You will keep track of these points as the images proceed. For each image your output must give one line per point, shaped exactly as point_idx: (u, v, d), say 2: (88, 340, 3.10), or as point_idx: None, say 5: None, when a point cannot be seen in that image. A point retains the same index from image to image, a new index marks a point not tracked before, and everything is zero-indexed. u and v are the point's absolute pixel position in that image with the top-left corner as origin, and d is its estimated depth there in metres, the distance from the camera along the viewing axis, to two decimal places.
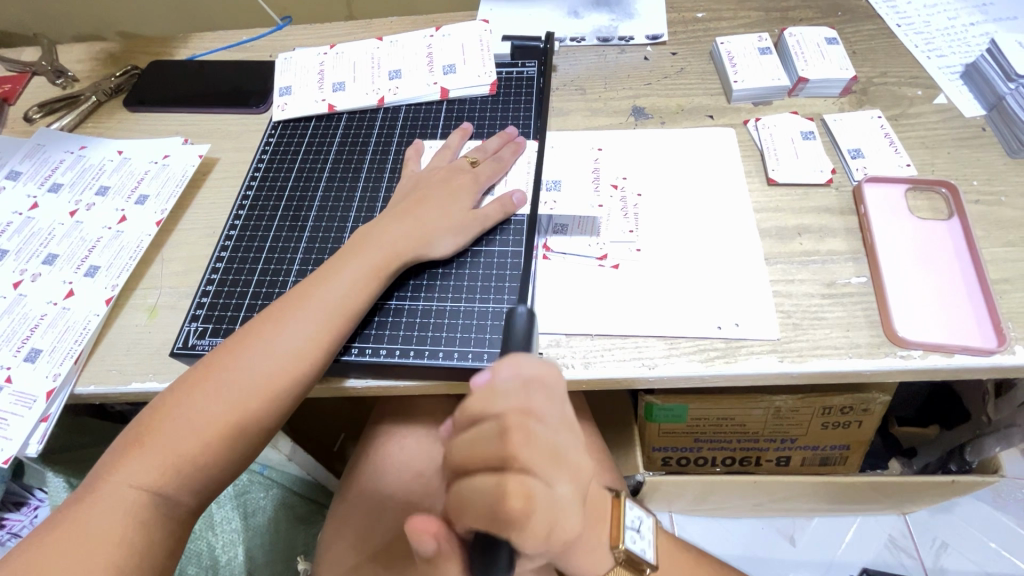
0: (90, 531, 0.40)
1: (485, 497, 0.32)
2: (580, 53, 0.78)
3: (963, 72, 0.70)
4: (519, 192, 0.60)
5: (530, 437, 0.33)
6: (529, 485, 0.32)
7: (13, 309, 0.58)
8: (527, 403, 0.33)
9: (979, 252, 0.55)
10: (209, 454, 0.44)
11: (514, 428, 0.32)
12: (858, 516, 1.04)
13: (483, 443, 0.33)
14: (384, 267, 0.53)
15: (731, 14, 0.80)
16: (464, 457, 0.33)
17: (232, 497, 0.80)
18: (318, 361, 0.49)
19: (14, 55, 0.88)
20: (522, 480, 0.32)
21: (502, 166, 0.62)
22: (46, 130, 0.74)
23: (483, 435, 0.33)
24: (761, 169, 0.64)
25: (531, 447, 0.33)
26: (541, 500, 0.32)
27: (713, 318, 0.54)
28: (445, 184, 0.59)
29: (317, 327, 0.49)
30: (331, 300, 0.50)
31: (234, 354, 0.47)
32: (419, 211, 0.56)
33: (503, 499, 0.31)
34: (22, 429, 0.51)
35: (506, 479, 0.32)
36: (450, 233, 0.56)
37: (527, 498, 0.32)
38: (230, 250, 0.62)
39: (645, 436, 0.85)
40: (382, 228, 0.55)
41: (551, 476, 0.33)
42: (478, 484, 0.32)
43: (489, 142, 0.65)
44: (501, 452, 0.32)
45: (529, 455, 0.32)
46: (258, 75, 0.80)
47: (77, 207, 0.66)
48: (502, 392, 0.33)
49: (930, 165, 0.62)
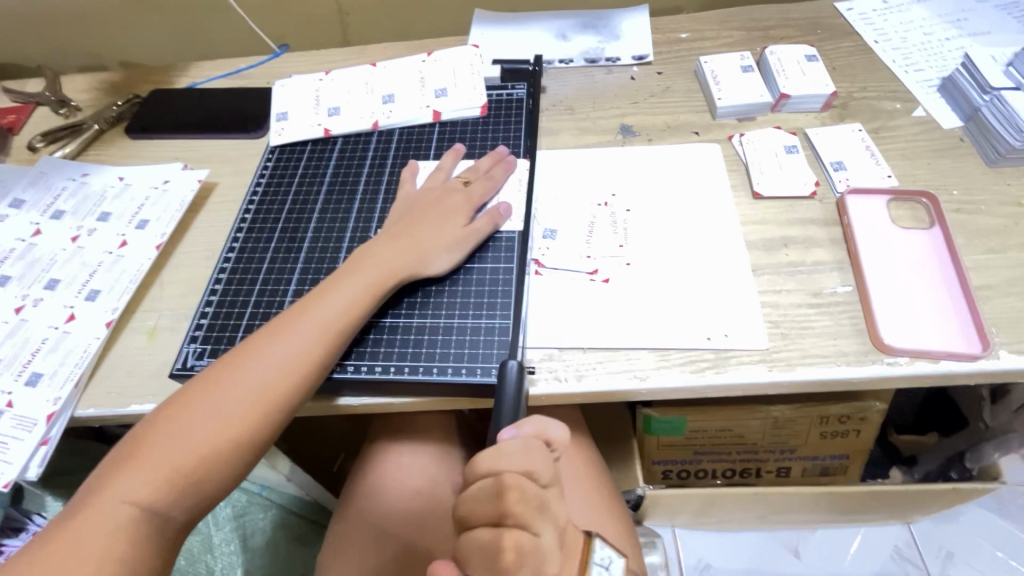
0: (80, 550, 0.40)
1: (484, 550, 0.38)
2: (569, 74, 0.80)
3: (940, 85, 0.72)
4: (507, 204, 0.62)
5: (523, 493, 0.39)
6: (522, 538, 0.38)
7: (15, 334, 0.59)
8: (526, 462, 0.41)
9: (961, 259, 0.56)
10: (203, 469, 0.45)
11: (509, 486, 0.39)
12: (862, 527, 1.03)
13: (484, 500, 0.40)
14: (379, 284, 0.54)
15: (714, 34, 0.83)
16: (469, 512, 0.40)
17: (231, 519, 0.80)
18: (312, 376, 0.50)
19: (18, 86, 0.91)
20: (517, 535, 0.38)
21: (493, 185, 0.64)
22: (50, 158, 0.76)
23: (482, 492, 0.40)
24: (747, 183, 0.65)
25: (524, 501, 0.39)
26: (530, 551, 0.38)
27: (702, 329, 0.54)
28: (439, 204, 0.61)
29: (311, 343, 0.50)
30: (325, 317, 0.52)
31: (230, 370, 0.48)
32: (415, 230, 0.58)
33: (499, 552, 0.38)
34: (22, 453, 0.52)
35: (501, 531, 0.38)
36: (445, 251, 0.58)
37: (518, 550, 0.38)
38: (228, 272, 0.63)
39: (645, 450, 0.85)
40: (378, 247, 0.57)
41: (538, 526, 0.39)
42: (480, 536, 0.39)
43: (480, 163, 0.66)
44: (498, 508, 0.39)
45: (522, 511, 0.39)
46: (256, 102, 0.83)
47: (79, 233, 0.68)
48: (505, 452, 0.41)
49: (911, 175, 0.64)
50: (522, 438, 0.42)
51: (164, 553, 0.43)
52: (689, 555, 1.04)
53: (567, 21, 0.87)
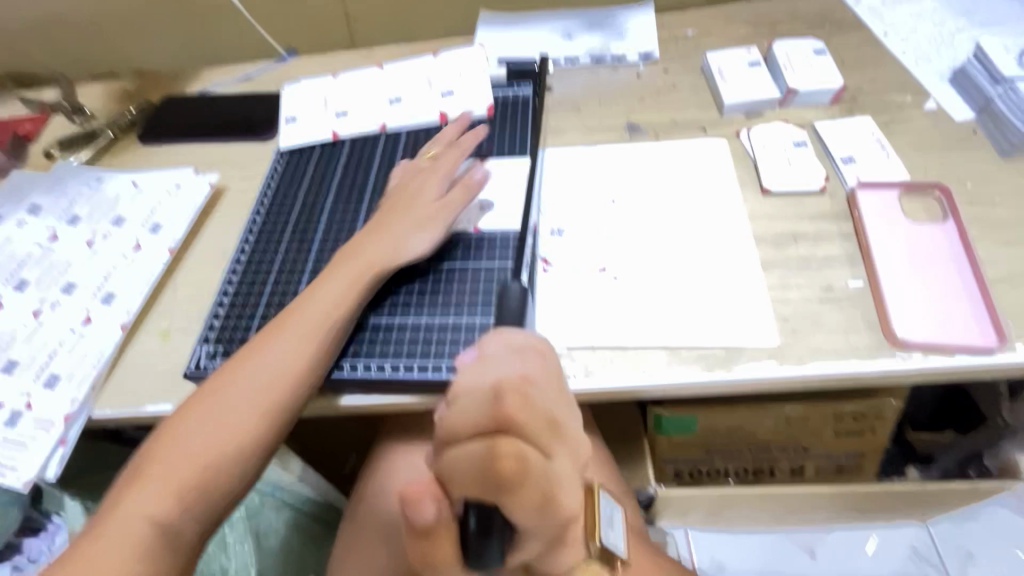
0: (100, 564, 0.41)
1: (477, 463, 0.30)
2: (575, 73, 0.80)
3: (952, 76, 0.71)
4: (480, 168, 0.62)
5: (525, 398, 0.31)
6: (522, 448, 0.30)
7: (34, 337, 0.61)
8: (523, 373, 0.33)
9: (975, 253, 0.55)
10: (213, 476, 0.46)
11: (506, 387, 0.31)
12: (877, 528, 1.02)
13: (475, 406, 0.31)
14: (361, 279, 0.55)
15: (720, 30, 0.82)
16: (456, 426, 0.31)
17: (243, 519, 0.81)
18: (306, 378, 0.51)
19: (35, 95, 0.93)
20: (515, 442, 0.30)
21: (462, 150, 0.64)
22: (65, 165, 0.78)
23: (472, 398, 0.31)
24: (755, 179, 0.65)
25: (526, 408, 0.31)
26: (538, 470, 0.30)
27: (712, 326, 0.54)
28: (417, 190, 0.61)
29: (300, 344, 0.51)
30: (311, 317, 0.53)
31: (228, 381, 0.50)
32: (391, 215, 0.59)
33: (493, 462, 0.29)
34: (42, 452, 0.53)
35: (497, 440, 0.30)
36: (424, 232, 0.58)
37: (521, 461, 0.30)
38: (240, 273, 0.64)
39: (657, 449, 0.85)
40: (358, 240, 0.58)
41: (548, 448, 0.31)
42: (470, 449, 0.30)
43: (447, 136, 0.67)
44: (493, 412, 0.30)
45: (525, 419, 0.31)
46: (266, 106, 0.84)
47: (94, 237, 0.69)
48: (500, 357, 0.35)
49: (923, 168, 0.63)
50: (509, 348, 0.37)
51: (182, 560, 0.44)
52: (703, 557, 1.03)
53: (573, 21, 0.88)
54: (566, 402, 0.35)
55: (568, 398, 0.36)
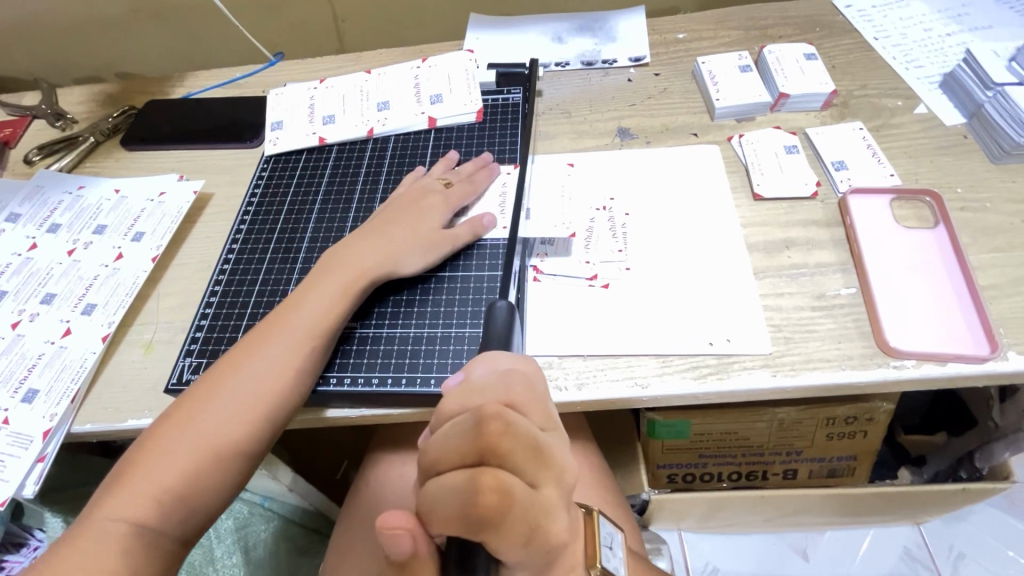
0: (79, 567, 0.40)
1: (457, 494, 0.29)
2: (565, 77, 0.80)
3: (941, 81, 0.71)
4: (490, 213, 0.61)
5: (508, 426, 0.30)
6: (504, 479, 0.29)
7: (11, 349, 0.59)
8: (507, 397, 0.33)
9: (967, 259, 0.55)
10: (194, 479, 0.44)
11: (490, 416, 0.30)
12: (872, 528, 1.02)
13: (458, 435, 0.30)
14: (349, 286, 0.53)
15: (712, 34, 0.82)
16: (439, 455, 0.31)
17: (232, 531, 0.79)
18: (297, 383, 0.49)
19: (14, 100, 0.91)
20: (497, 474, 0.29)
21: (475, 189, 0.63)
22: (46, 171, 0.76)
23: (455, 427, 0.31)
24: (747, 184, 0.64)
25: (510, 436, 0.30)
26: (521, 499, 0.29)
27: (704, 334, 0.54)
28: (416, 205, 0.60)
29: (291, 350, 0.50)
30: (301, 323, 0.51)
31: (215, 384, 0.48)
32: (390, 230, 0.57)
33: (475, 495, 0.29)
34: (18, 471, 0.51)
35: (478, 471, 0.29)
36: (416, 251, 0.57)
37: (502, 491, 0.29)
38: (224, 283, 0.63)
39: (649, 454, 0.84)
40: (352, 247, 0.56)
41: (533, 477, 0.31)
42: (450, 480, 0.30)
43: (463, 167, 0.65)
44: (475, 443, 0.30)
45: (506, 448, 0.30)
46: (252, 111, 0.82)
47: (75, 246, 0.67)
48: (484, 384, 0.34)
49: (914, 173, 0.63)
50: (498, 372, 0.35)
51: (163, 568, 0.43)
52: (696, 559, 1.03)
53: (563, 24, 0.87)
54: (554, 430, 0.34)
55: (556, 423, 0.35)
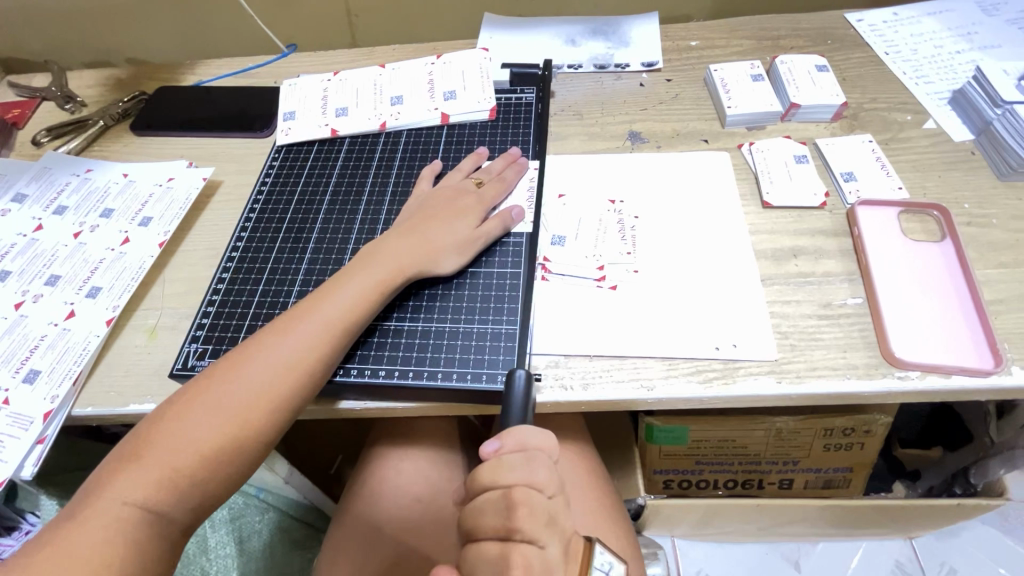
0: (83, 550, 0.39)
1: (492, 562, 0.40)
2: (578, 80, 0.80)
3: (951, 98, 0.72)
4: (520, 209, 0.61)
5: (532, 509, 0.41)
6: (528, 553, 0.40)
7: (13, 330, 0.59)
8: (529, 475, 0.42)
9: (973, 273, 0.55)
10: (204, 464, 0.44)
11: (518, 500, 0.41)
12: (864, 541, 1.02)
13: (493, 514, 0.41)
14: (387, 282, 0.54)
15: (724, 42, 0.82)
16: (477, 524, 0.42)
17: (227, 521, 0.78)
18: (318, 373, 0.49)
19: (23, 82, 0.90)
20: (523, 550, 0.40)
21: (506, 186, 0.64)
22: (54, 153, 0.76)
23: (490, 505, 0.42)
24: (756, 192, 0.65)
25: (533, 515, 0.41)
26: (538, 564, 0.40)
27: (710, 339, 0.54)
28: (450, 203, 0.61)
29: (317, 339, 0.49)
30: (330, 313, 0.51)
31: (234, 369, 0.47)
32: (425, 227, 0.58)
33: (506, 565, 0.40)
34: (17, 451, 0.51)
35: (510, 547, 0.40)
36: (452, 251, 0.57)
37: (526, 564, 0.40)
38: (232, 271, 0.62)
39: (646, 460, 0.84)
40: (386, 243, 0.56)
41: (545, 539, 0.41)
42: (488, 549, 0.41)
43: (493, 164, 0.66)
44: (507, 523, 0.41)
45: (529, 522, 0.41)
46: (264, 101, 0.82)
47: (81, 229, 0.67)
48: (507, 466, 0.42)
49: (922, 188, 0.63)
50: (525, 449, 0.43)
51: (170, 549, 0.43)
52: (688, 567, 1.03)
53: (577, 27, 0.87)
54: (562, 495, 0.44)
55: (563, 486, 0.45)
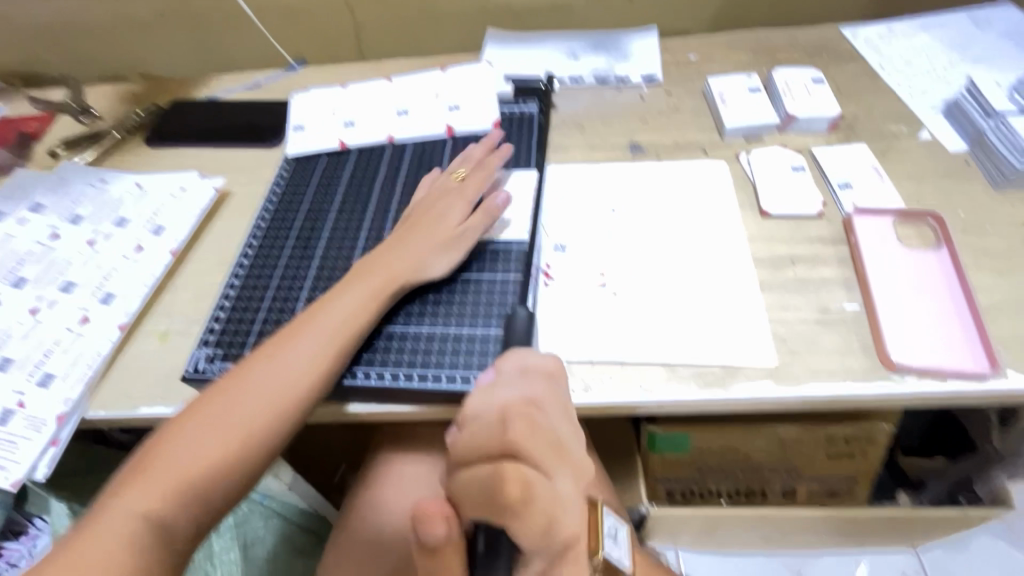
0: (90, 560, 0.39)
1: (485, 483, 0.35)
2: (579, 93, 0.82)
3: (944, 109, 0.73)
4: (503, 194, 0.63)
5: (531, 423, 0.38)
6: (526, 473, 0.35)
7: (29, 335, 0.60)
8: (526, 397, 0.40)
9: (968, 279, 0.56)
10: (211, 475, 0.45)
11: (513, 413, 0.38)
12: (869, 553, 1.02)
13: (486, 433, 0.37)
14: (381, 292, 0.55)
15: (722, 56, 0.85)
16: (468, 449, 0.37)
17: (232, 526, 0.79)
18: (321, 384, 0.50)
19: (42, 96, 0.93)
20: (519, 468, 0.35)
21: (488, 171, 0.65)
22: (70, 164, 0.78)
23: (483, 426, 0.38)
24: (754, 201, 0.66)
25: (531, 432, 0.37)
26: (540, 488, 0.36)
27: (709, 344, 0.55)
28: (436, 205, 0.62)
29: (320, 350, 0.51)
30: (331, 325, 0.53)
31: (240, 381, 0.49)
32: (414, 235, 0.59)
33: (501, 484, 0.35)
34: (32, 453, 0.52)
35: (503, 464, 0.35)
36: (441, 252, 0.59)
37: (524, 482, 0.35)
38: (242, 278, 0.64)
39: (649, 468, 0.85)
40: (378, 254, 0.58)
41: (550, 468, 0.37)
42: (479, 472, 0.36)
43: (472, 153, 0.67)
44: (502, 437, 0.36)
45: (529, 441, 0.37)
46: (274, 114, 0.85)
47: (96, 236, 0.69)
48: (499, 388, 0.42)
49: (918, 197, 0.64)
50: (521, 372, 0.44)
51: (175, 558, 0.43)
52: None
53: (578, 42, 0.90)
54: (565, 433, 0.41)
55: (566, 426, 0.42)
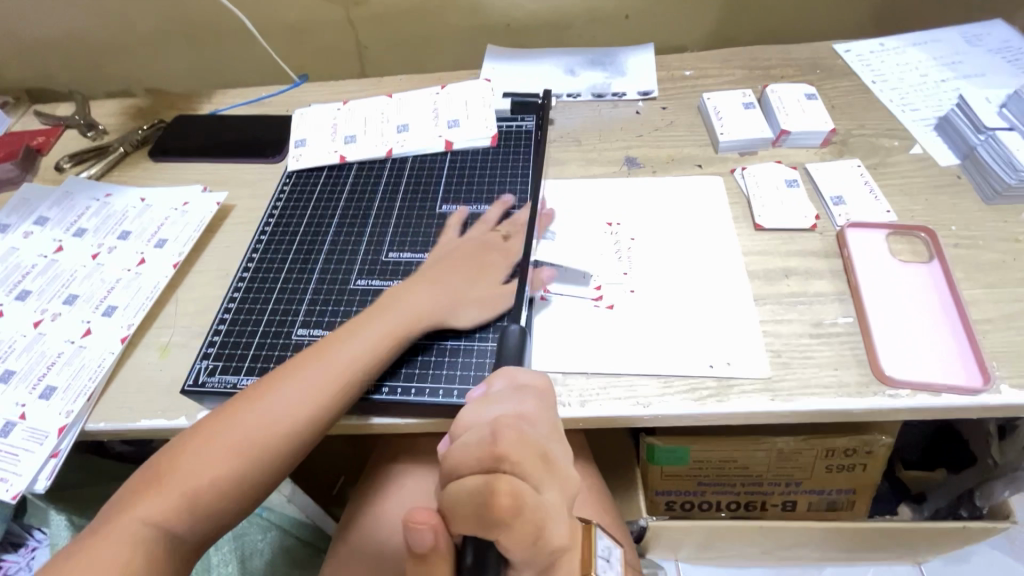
0: None
1: (473, 495, 0.35)
2: (576, 108, 0.83)
3: (936, 125, 0.74)
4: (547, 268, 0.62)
5: (522, 435, 0.37)
6: (517, 484, 0.35)
7: (32, 347, 0.61)
8: (517, 411, 0.40)
9: (960, 292, 0.57)
10: (199, 506, 0.45)
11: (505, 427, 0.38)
12: (871, 566, 1.01)
13: (475, 445, 0.37)
14: (401, 332, 0.55)
15: (717, 72, 0.86)
16: (459, 462, 0.37)
17: (231, 539, 0.80)
18: (312, 419, 0.50)
19: (49, 110, 0.95)
20: (511, 480, 0.35)
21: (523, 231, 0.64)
22: (76, 178, 0.80)
23: (473, 437, 0.37)
24: (748, 215, 0.67)
25: (522, 444, 0.37)
26: (530, 501, 0.35)
27: (704, 357, 0.55)
28: (476, 256, 0.61)
29: (318, 389, 0.50)
30: (336, 363, 0.52)
31: (228, 415, 0.48)
32: (449, 278, 0.59)
33: (492, 496, 0.34)
34: (32, 465, 0.52)
35: (496, 475, 0.35)
36: (473, 304, 0.57)
37: (514, 494, 0.34)
38: (242, 291, 0.65)
39: (648, 479, 0.85)
40: (407, 292, 0.58)
41: (540, 481, 0.37)
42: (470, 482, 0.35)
43: (492, 215, 0.66)
44: (493, 451, 0.36)
45: (517, 451, 0.36)
46: (276, 129, 0.86)
47: (99, 250, 0.70)
48: (492, 404, 0.41)
49: (909, 211, 0.65)
50: (513, 388, 0.44)
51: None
52: None
53: (576, 58, 0.92)
54: (557, 444, 0.40)
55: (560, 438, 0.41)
